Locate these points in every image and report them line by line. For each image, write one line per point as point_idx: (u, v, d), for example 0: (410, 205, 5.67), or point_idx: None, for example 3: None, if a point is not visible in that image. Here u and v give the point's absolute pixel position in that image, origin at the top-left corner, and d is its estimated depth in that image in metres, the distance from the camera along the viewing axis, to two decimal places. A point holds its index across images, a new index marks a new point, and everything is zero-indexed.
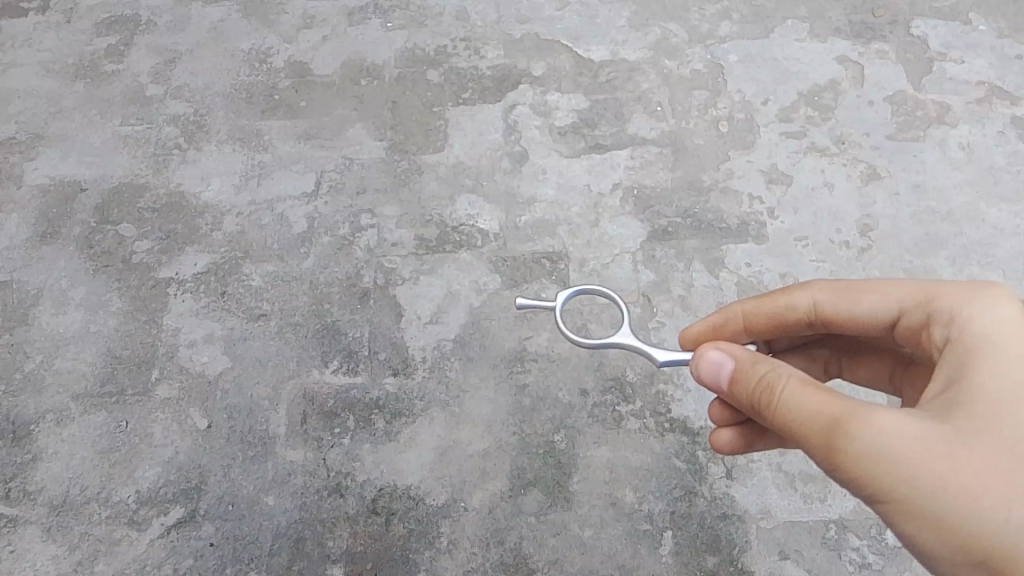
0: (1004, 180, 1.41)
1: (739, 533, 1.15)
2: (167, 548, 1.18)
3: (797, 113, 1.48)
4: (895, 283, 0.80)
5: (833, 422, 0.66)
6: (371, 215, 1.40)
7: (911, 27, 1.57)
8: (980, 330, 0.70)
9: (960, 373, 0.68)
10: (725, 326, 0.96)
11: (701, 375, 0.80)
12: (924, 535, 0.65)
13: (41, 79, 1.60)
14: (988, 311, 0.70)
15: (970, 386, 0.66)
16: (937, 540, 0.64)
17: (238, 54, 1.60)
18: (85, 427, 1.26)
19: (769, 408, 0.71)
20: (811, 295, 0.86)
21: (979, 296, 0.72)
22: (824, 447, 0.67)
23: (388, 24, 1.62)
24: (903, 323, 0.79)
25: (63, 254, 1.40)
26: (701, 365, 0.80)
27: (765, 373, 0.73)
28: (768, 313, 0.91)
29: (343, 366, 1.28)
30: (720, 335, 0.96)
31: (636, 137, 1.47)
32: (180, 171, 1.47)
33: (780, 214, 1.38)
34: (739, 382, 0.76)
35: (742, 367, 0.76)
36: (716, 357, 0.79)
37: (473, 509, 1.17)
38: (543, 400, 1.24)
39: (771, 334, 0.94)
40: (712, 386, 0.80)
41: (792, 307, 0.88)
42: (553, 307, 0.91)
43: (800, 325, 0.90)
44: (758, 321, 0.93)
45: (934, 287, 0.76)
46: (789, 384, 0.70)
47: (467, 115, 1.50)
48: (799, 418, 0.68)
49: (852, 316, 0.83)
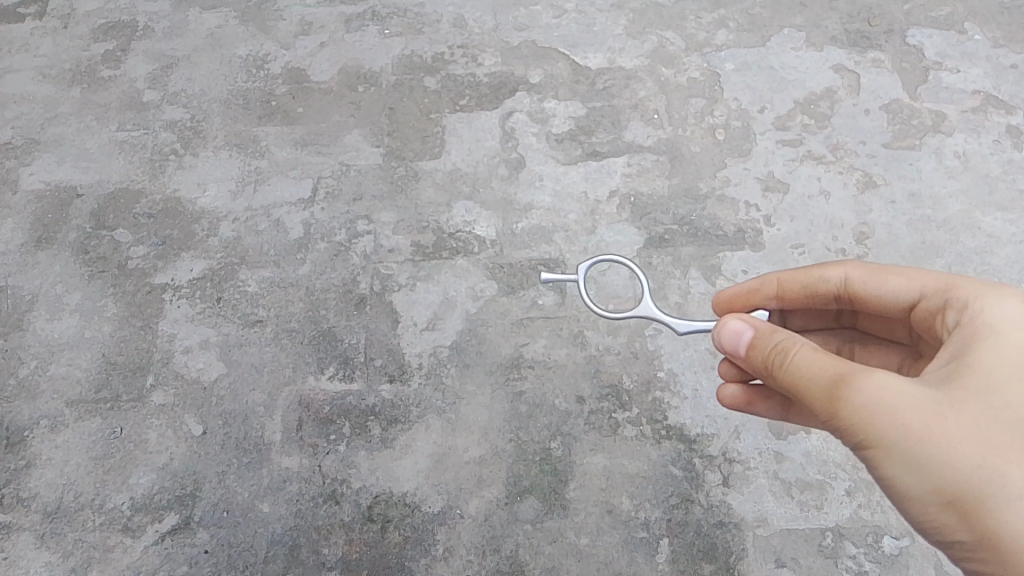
0: (999, 189, 1.42)
1: (736, 541, 1.14)
2: (161, 555, 1.17)
3: (793, 121, 1.49)
4: (924, 273, 0.84)
5: (837, 378, 0.71)
6: (368, 221, 1.40)
7: (907, 36, 1.58)
8: (989, 315, 0.74)
9: (963, 352, 0.73)
10: (758, 290, 0.99)
11: (721, 342, 0.84)
12: (903, 480, 0.69)
13: (37, 85, 1.60)
14: (997, 299, 0.75)
15: (968, 360, 0.71)
16: (916, 484, 0.68)
17: (235, 60, 1.60)
18: (79, 433, 1.25)
19: (779, 369, 0.76)
20: (844, 270, 0.90)
21: (995, 289, 0.76)
22: (825, 399, 0.71)
23: (385, 31, 1.63)
24: (920, 307, 0.83)
25: (58, 259, 1.39)
26: (723, 332, 0.83)
27: (781, 340, 0.77)
28: (801, 283, 0.95)
29: (339, 373, 1.27)
30: (752, 300, 0.99)
31: (632, 145, 1.47)
32: (177, 176, 1.47)
33: (776, 221, 1.39)
34: (756, 347, 0.80)
35: (760, 336, 0.80)
36: (737, 325, 0.82)
37: (470, 516, 1.17)
38: (539, 407, 1.23)
39: (801, 305, 0.98)
40: (729, 353, 0.84)
41: (824, 280, 0.92)
42: (576, 278, 0.98)
43: (828, 298, 0.94)
44: (791, 290, 0.96)
45: (957, 279, 0.80)
46: (803, 349, 0.75)
47: (464, 122, 1.50)
48: (807, 377, 0.73)
49: (876, 297, 0.87)
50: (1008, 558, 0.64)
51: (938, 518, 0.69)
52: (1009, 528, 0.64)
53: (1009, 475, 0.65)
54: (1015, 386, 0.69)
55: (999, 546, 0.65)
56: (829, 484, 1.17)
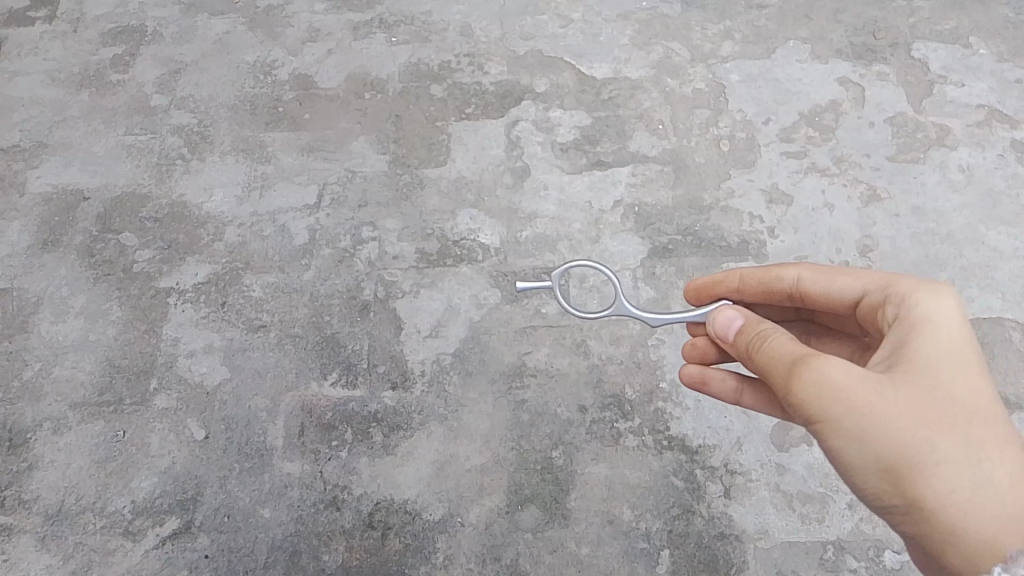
0: (1003, 203, 1.42)
1: (737, 553, 1.14)
2: (161, 559, 1.17)
3: (798, 133, 1.49)
4: (870, 271, 0.85)
5: (796, 358, 0.74)
6: (373, 228, 1.41)
7: (912, 50, 1.58)
8: (925, 306, 0.75)
9: (903, 340, 0.75)
10: (722, 282, 1.01)
11: (714, 329, 0.89)
12: (845, 452, 0.71)
13: (46, 88, 1.61)
14: (935, 290, 0.76)
15: (906, 346, 0.74)
16: (857, 455, 0.71)
17: (243, 65, 1.62)
18: (83, 436, 1.25)
19: (754, 352, 0.80)
20: (798, 270, 0.91)
21: (934, 282, 0.77)
22: (783, 376, 0.74)
23: (392, 39, 1.63)
24: (863, 303, 0.84)
25: (63, 262, 1.40)
26: (716, 321, 0.89)
27: (761, 327, 0.82)
28: (759, 279, 0.96)
29: (342, 379, 1.27)
30: (716, 292, 1.01)
31: (637, 155, 1.48)
32: (183, 181, 1.48)
33: (780, 233, 1.39)
34: (743, 332, 0.85)
35: (748, 324, 0.85)
36: (731, 315, 0.88)
37: (471, 525, 1.17)
38: (541, 416, 1.24)
39: (761, 300, 0.98)
40: (720, 339, 0.89)
41: (779, 279, 0.93)
42: (550, 285, 0.98)
43: (783, 296, 0.95)
44: (751, 285, 0.97)
45: (897, 274, 0.81)
46: (777, 335, 0.79)
47: (470, 130, 1.51)
48: (773, 359, 0.77)
49: (826, 294, 0.88)
50: (936, 519, 0.68)
51: (875, 485, 0.71)
52: (937, 492, 0.67)
53: (939, 445, 0.68)
54: (948, 367, 0.71)
55: (928, 509, 0.68)
56: (830, 497, 1.17)
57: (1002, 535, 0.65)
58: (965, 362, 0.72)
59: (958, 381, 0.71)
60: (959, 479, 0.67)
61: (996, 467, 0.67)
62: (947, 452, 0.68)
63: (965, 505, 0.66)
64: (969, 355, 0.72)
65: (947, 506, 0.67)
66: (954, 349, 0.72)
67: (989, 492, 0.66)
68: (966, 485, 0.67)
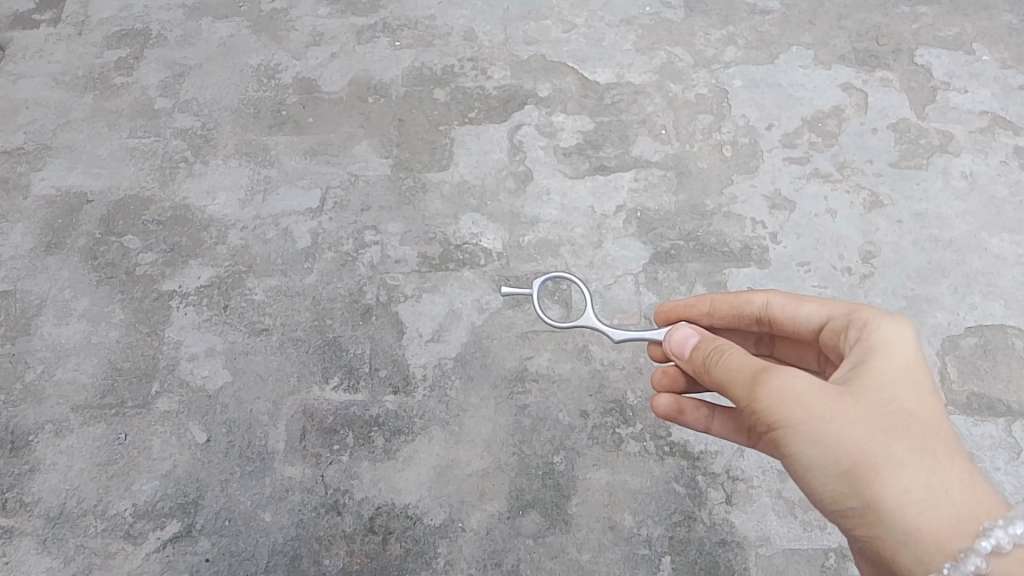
0: (1006, 210, 1.42)
1: (738, 560, 1.14)
2: (162, 562, 1.17)
3: (801, 139, 1.49)
4: (835, 300, 0.88)
5: (758, 368, 0.76)
6: (375, 232, 1.41)
7: (915, 56, 1.58)
8: (884, 328, 0.78)
9: (863, 357, 0.77)
10: (694, 306, 1.03)
11: (670, 347, 0.90)
12: (805, 454, 0.73)
13: (50, 91, 1.61)
14: (893, 315, 0.79)
15: (865, 361, 0.76)
16: (816, 458, 0.72)
17: (246, 69, 1.62)
18: (84, 439, 1.26)
19: (713, 366, 0.81)
20: (767, 295, 0.94)
21: (892, 310, 0.80)
22: (745, 384, 0.76)
23: (396, 43, 1.64)
24: (826, 329, 0.86)
25: (67, 265, 1.40)
26: (672, 339, 0.90)
27: (720, 342, 0.83)
28: (729, 303, 0.98)
29: (344, 382, 1.28)
30: (686, 314, 1.03)
31: (640, 160, 1.48)
32: (186, 184, 1.48)
33: (783, 239, 1.39)
34: (699, 348, 0.86)
35: (704, 340, 0.86)
36: (686, 333, 0.89)
37: (472, 530, 1.17)
38: (543, 421, 1.23)
39: (729, 324, 1.00)
40: (677, 357, 0.90)
41: (748, 302, 0.96)
42: (529, 291, 1.03)
43: (751, 320, 0.97)
44: (721, 309, 1.00)
45: (859, 303, 0.84)
46: (734, 351, 0.81)
47: (473, 135, 1.51)
48: (734, 370, 0.78)
49: (792, 319, 0.91)
50: (891, 518, 0.69)
51: (833, 488, 0.72)
52: (893, 493, 0.69)
53: (895, 449, 0.70)
54: (904, 380, 0.74)
55: (883, 509, 0.69)
56: None
57: (952, 535, 0.67)
58: (919, 378, 0.74)
59: (914, 393, 0.73)
60: (914, 482, 0.69)
61: (948, 473, 0.69)
62: (904, 457, 0.70)
63: (918, 506, 0.68)
64: (923, 371, 0.75)
65: (902, 506, 0.68)
66: (910, 367, 0.75)
67: (941, 495, 0.68)
68: (920, 489, 0.69)
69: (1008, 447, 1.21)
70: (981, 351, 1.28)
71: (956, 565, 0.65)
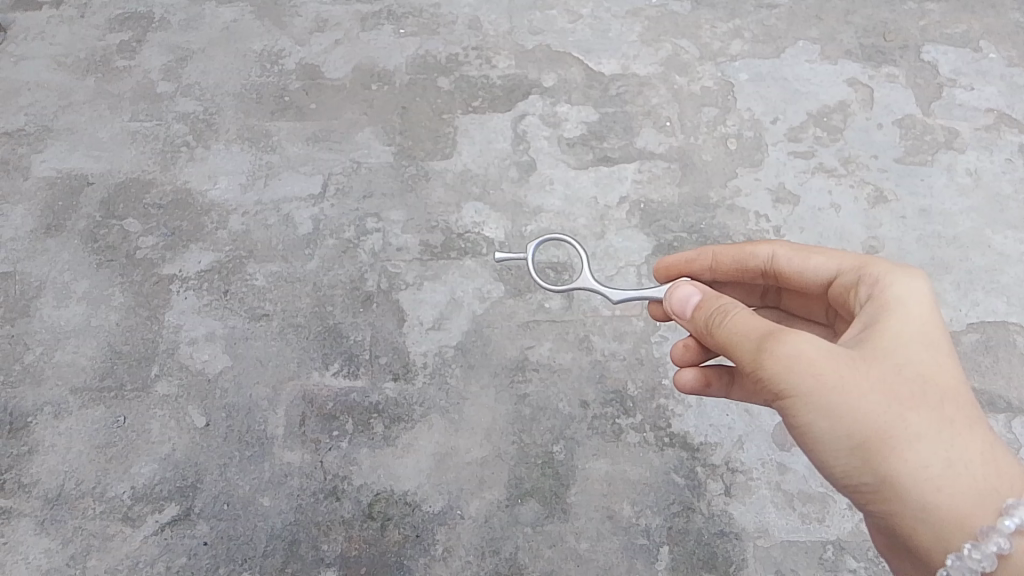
0: (1009, 207, 1.41)
1: (736, 551, 1.14)
2: (160, 546, 1.17)
3: (806, 133, 1.49)
4: (843, 252, 0.88)
5: (765, 333, 0.74)
6: (377, 219, 1.40)
7: (922, 52, 1.57)
8: (897, 289, 0.78)
9: (875, 320, 0.76)
10: (695, 261, 1.03)
11: (671, 305, 0.89)
12: (816, 427, 0.72)
13: (52, 73, 1.60)
14: (908, 273, 0.79)
15: (878, 324, 0.76)
16: (828, 429, 0.72)
17: (249, 54, 1.61)
18: (84, 422, 1.25)
19: (715, 328, 0.80)
20: (773, 248, 0.93)
21: (906, 267, 0.80)
22: (752, 349, 0.74)
23: (400, 31, 1.63)
24: (836, 284, 0.86)
25: (67, 247, 1.40)
26: (673, 297, 0.88)
27: (722, 302, 0.82)
28: (732, 257, 0.98)
29: (344, 369, 1.27)
30: (688, 270, 1.03)
31: (644, 151, 1.47)
32: (188, 168, 1.47)
33: (786, 232, 1.39)
34: (701, 307, 0.84)
35: (707, 299, 0.85)
36: (688, 291, 0.87)
37: (470, 518, 1.17)
38: (543, 410, 1.23)
39: (731, 277, 1.01)
40: (678, 316, 0.89)
41: (753, 255, 0.96)
42: (524, 257, 1.01)
43: (756, 273, 0.97)
44: (724, 263, 1.00)
45: (868, 257, 0.84)
46: (738, 311, 0.79)
47: (477, 123, 1.50)
48: (737, 334, 0.77)
49: (799, 273, 0.91)
50: (910, 493, 0.69)
51: (845, 462, 0.72)
52: (911, 469, 0.69)
53: (913, 421, 0.70)
54: (919, 346, 0.74)
55: (900, 487, 0.69)
56: (830, 497, 1.17)
57: (974, 511, 0.67)
58: (935, 342, 0.74)
59: (928, 359, 0.73)
60: (932, 456, 0.69)
61: (967, 448, 0.69)
62: (920, 429, 0.70)
63: (938, 482, 0.68)
64: (938, 335, 0.75)
65: (919, 481, 0.69)
66: (924, 329, 0.75)
67: (961, 470, 0.69)
68: (940, 464, 0.69)
69: (1007, 443, 1.21)
70: (983, 348, 1.28)
71: (978, 547, 0.66)
